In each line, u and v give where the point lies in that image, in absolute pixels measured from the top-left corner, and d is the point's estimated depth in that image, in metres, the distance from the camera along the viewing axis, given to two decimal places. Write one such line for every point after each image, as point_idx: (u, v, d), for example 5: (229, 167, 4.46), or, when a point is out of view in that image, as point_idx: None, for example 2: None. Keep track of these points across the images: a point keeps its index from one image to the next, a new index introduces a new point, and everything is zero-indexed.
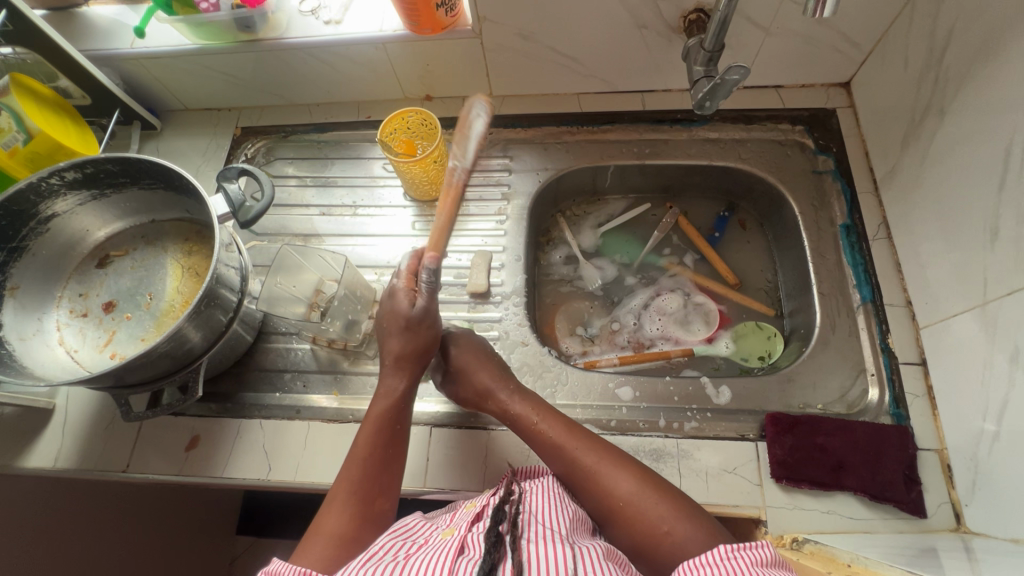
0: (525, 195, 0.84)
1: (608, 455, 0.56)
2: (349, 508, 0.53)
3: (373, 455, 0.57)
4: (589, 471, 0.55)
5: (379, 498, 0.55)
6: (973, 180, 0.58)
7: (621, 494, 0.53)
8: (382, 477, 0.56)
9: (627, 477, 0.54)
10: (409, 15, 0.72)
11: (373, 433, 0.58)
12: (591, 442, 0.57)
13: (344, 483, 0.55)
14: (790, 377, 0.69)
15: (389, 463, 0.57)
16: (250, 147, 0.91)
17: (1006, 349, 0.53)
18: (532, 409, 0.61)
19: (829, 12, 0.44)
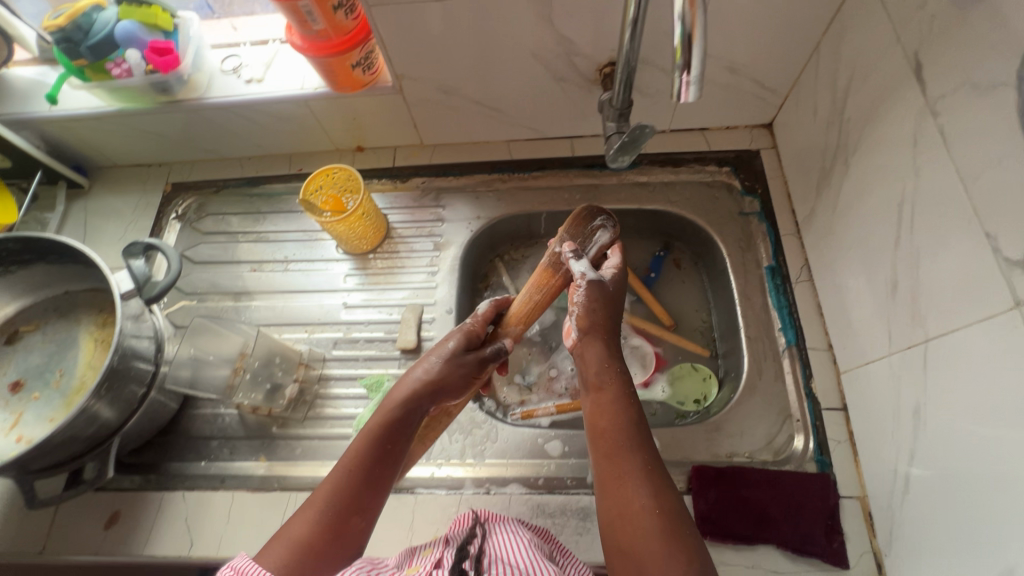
0: (458, 245, 0.83)
1: (633, 458, 0.50)
2: (319, 520, 0.50)
3: (369, 465, 0.52)
4: (606, 465, 0.51)
5: (357, 516, 0.51)
6: (876, 230, 0.59)
7: (625, 500, 0.48)
8: (366, 495, 0.52)
9: (641, 490, 0.48)
10: (327, 74, 0.73)
11: (376, 441, 0.54)
12: (630, 433, 0.52)
13: (325, 490, 0.51)
14: (718, 425, 0.69)
15: (380, 480, 0.53)
16: (181, 203, 0.90)
17: (910, 401, 0.54)
18: (602, 371, 0.56)
19: (692, 96, 0.43)
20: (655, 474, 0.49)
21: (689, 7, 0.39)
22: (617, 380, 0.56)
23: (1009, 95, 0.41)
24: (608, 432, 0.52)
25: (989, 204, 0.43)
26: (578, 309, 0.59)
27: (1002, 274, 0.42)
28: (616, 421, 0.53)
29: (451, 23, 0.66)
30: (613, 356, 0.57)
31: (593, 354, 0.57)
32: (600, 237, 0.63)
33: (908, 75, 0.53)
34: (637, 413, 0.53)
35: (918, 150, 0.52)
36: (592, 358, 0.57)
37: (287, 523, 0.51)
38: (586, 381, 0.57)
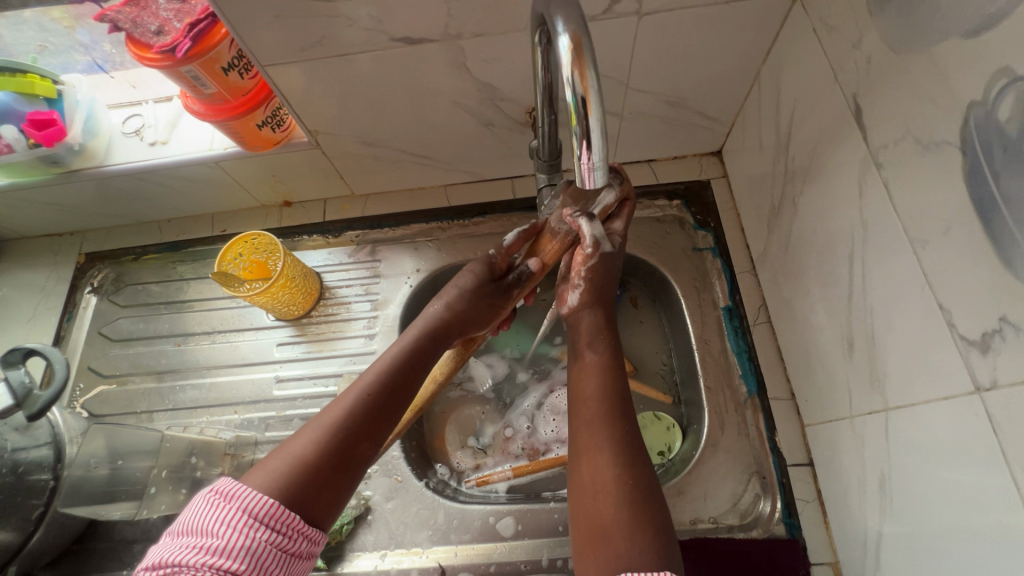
0: (396, 303, 0.77)
1: (611, 429, 0.50)
2: (327, 441, 0.46)
3: (389, 386, 0.51)
4: (584, 431, 0.51)
5: (366, 444, 0.48)
6: (829, 279, 0.55)
7: (597, 469, 0.48)
8: (381, 423, 0.49)
9: (614, 460, 0.48)
10: (232, 135, 0.66)
11: (396, 371, 0.53)
12: (612, 402, 0.52)
13: (336, 413, 0.48)
14: (680, 489, 0.64)
15: (394, 412, 0.51)
16: (97, 275, 0.83)
17: (876, 470, 0.50)
18: (596, 336, 0.58)
19: (600, 179, 0.38)
20: (632, 446, 0.49)
21: (579, 79, 0.35)
22: (608, 350, 0.57)
23: (952, 154, 0.37)
24: (591, 398, 0.52)
25: (940, 272, 0.39)
26: (580, 285, 0.60)
27: (960, 353, 0.38)
28: (600, 389, 0.53)
29: (359, 76, 0.60)
30: (608, 325, 0.59)
31: (589, 323, 0.60)
32: (606, 198, 0.58)
33: (848, 119, 0.48)
34: (621, 384, 0.54)
35: (864, 200, 0.47)
36: (587, 327, 0.59)
37: (285, 444, 0.47)
38: (576, 349, 0.58)
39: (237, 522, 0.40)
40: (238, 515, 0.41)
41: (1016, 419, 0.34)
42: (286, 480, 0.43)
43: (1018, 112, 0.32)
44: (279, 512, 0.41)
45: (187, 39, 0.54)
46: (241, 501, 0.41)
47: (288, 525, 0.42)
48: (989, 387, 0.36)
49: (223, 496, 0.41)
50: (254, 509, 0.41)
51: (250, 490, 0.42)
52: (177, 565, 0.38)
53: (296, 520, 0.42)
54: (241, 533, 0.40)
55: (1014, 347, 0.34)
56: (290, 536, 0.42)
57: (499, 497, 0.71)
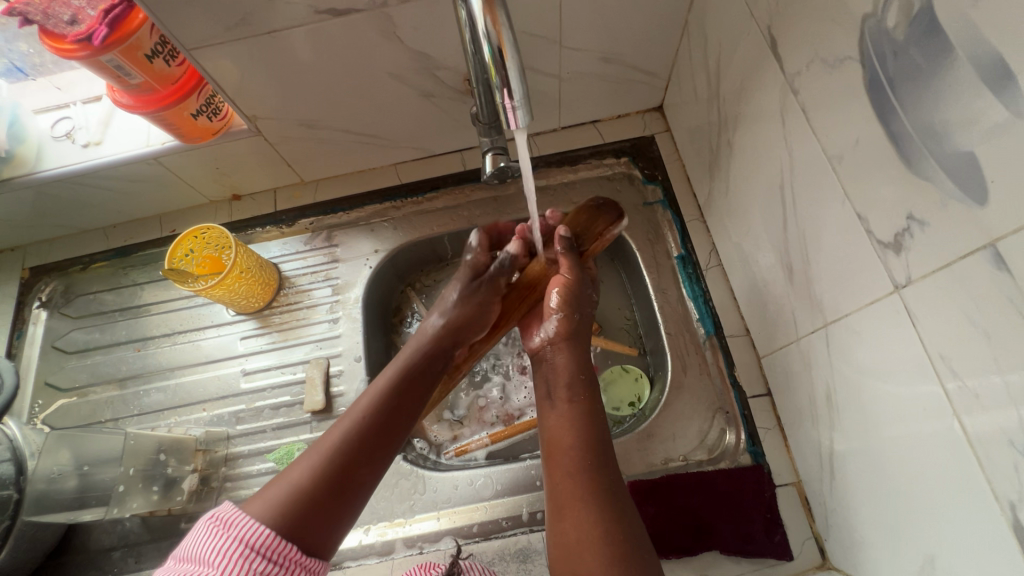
0: (359, 285, 0.77)
1: (595, 482, 0.50)
2: (321, 466, 0.48)
3: (387, 407, 0.53)
4: (565, 486, 0.51)
5: (363, 469, 0.49)
6: (766, 212, 0.57)
7: (579, 525, 0.48)
8: (379, 448, 0.51)
9: (597, 516, 0.48)
10: (167, 128, 0.64)
11: (397, 389, 0.55)
12: (593, 453, 0.52)
13: (333, 437, 0.50)
14: (650, 432, 0.66)
15: (392, 434, 0.52)
16: (45, 288, 0.80)
17: (823, 386, 0.52)
18: (572, 383, 0.57)
19: (525, 119, 0.40)
20: (617, 497, 0.50)
21: (492, 25, 0.36)
22: (582, 390, 0.56)
23: (856, 70, 0.39)
24: (573, 449, 0.52)
25: (857, 185, 0.41)
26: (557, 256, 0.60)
27: (878, 256, 0.40)
28: (580, 438, 0.53)
29: (291, 55, 0.60)
30: (579, 366, 0.58)
31: (562, 359, 0.58)
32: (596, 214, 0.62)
33: (766, 53, 0.50)
34: (600, 434, 0.54)
35: (788, 128, 0.49)
36: (561, 364, 0.58)
37: (283, 472, 0.48)
38: (552, 392, 0.57)
39: (233, 553, 0.41)
40: (234, 544, 0.41)
41: (930, 309, 0.37)
42: (278, 507, 0.44)
43: (901, 21, 0.34)
44: (277, 544, 0.42)
45: (104, 26, 0.53)
46: (236, 532, 0.42)
47: (285, 556, 0.42)
48: (905, 284, 0.38)
49: (222, 523, 0.42)
50: (249, 539, 0.42)
51: (248, 519, 0.43)
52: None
53: (291, 550, 0.43)
54: (235, 562, 0.41)
55: (921, 242, 0.36)
56: (286, 567, 0.42)
57: (478, 463, 0.72)
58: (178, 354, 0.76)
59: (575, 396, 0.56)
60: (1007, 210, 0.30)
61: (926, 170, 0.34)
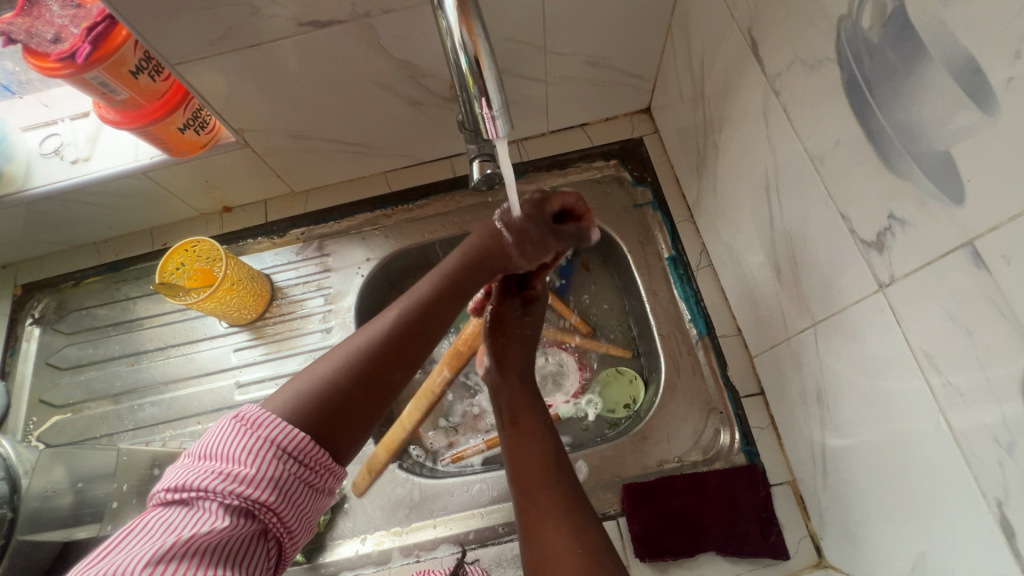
0: (351, 294, 0.77)
1: (555, 497, 0.52)
2: (359, 360, 0.48)
3: (423, 310, 0.53)
4: (529, 506, 0.52)
5: (398, 372, 0.50)
6: (754, 212, 0.57)
7: (547, 541, 0.49)
8: (412, 350, 0.51)
9: (562, 530, 0.49)
10: (154, 143, 0.64)
11: (429, 297, 0.55)
12: (548, 468, 0.55)
13: (369, 338, 0.50)
14: (644, 434, 0.66)
15: (425, 341, 0.53)
16: (37, 305, 0.80)
17: (814, 384, 0.52)
18: (518, 408, 0.61)
19: (505, 128, 0.43)
20: (575, 505, 0.52)
21: (468, 34, 0.39)
22: (533, 411, 0.61)
23: (834, 70, 0.39)
24: (526, 470, 0.55)
25: (839, 185, 0.41)
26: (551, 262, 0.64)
27: (862, 255, 0.40)
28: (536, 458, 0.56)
29: (276, 67, 0.60)
30: (523, 390, 0.63)
31: (511, 387, 0.63)
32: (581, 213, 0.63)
33: (747, 54, 0.50)
34: (556, 451, 0.57)
35: (771, 128, 0.49)
36: (511, 392, 0.62)
37: (315, 364, 0.48)
38: (508, 421, 0.61)
39: (262, 452, 0.40)
40: (265, 445, 0.40)
41: (913, 308, 0.37)
42: (303, 399, 0.45)
43: (876, 22, 0.34)
44: (312, 450, 0.42)
45: (87, 44, 0.53)
46: (264, 433, 0.41)
47: (316, 460, 0.43)
48: (889, 283, 0.38)
49: (250, 424, 0.41)
50: (277, 439, 0.41)
51: (277, 421, 0.42)
52: (198, 489, 0.38)
53: (325, 458, 0.43)
54: (270, 463, 0.40)
55: (903, 240, 0.36)
56: (316, 471, 0.43)
57: (475, 469, 0.72)
58: (172, 368, 0.76)
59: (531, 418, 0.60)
60: (983, 207, 0.30)
61: (904, 169, 0.35)
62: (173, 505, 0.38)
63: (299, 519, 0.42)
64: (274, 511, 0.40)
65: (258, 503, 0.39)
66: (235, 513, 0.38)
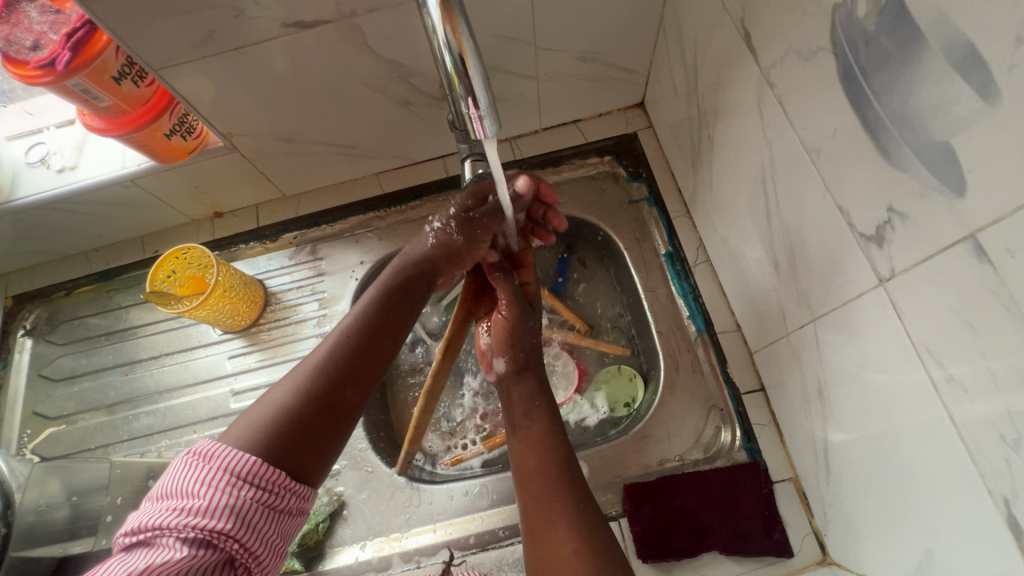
0: (345, 298, 0.76)
1: (564, 501, 0.51)
2: (311, 382, 0.48)
3: (372, 323, 0.53)
4: (535, 507, 0.51)
5: (351, 389, 0.49)
6: (750, 206, 0.57)
7: (555, 545, 0.48)
8: (367, 366, 0.51)
9: (571, 534, 0.48)
10: (141, 149, 0.63)
11: (377, 309, 0.54)
12: (557, 470, 0.53)
13: (317, 358, 0.50)
14: (644, 433, 0.65)
15: (379, 355, 0.52)
16: (29, 316, 0.79)
17: (815, 380, 0.52)
18: (527, 411, 0.59)
19: (493, 129, 0.43)
20: (587, 511, 0.50)
21: (452, 32, 0.39)
22: (543, 420, 0.58)
23: (829, 60, 0.38)
24: (536, 473, 0.53)
25: (836, 178, 0.40)
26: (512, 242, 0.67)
27: (862, 249, 0.40)
28: (546, 460, 0.54)
29: (261, 69, 0.59)
30: (533, 393, 0.60)
31: (520, 391, 0.60)
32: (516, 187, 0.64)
33: (741, 46, 0.49)
34: (568, 455, 0.55)
35: (767, 121, 0.48)
36: (519, 395, 0.60)
37: (268, 394, 0.48)
38: (513, 424, 0.59)
39: (217, 481, 0.41)
40: (219, 474, 0.41)
41: (915, 303, 0.36)
42: (258, 428, 0.45)
43: (871, 10, 0.33)
44: (265, 471, 0.42)
45: (66, 50, 0.52)
46: (219, 463, 0.42)
47: (274, 483, 0.43)
48: (889, 277, 0.38)
49: (203, 456, 0.42)
50: (231, 468, 0.42)
51: (230, 450, 0.43)
52: (154, 527, 0.39)
53: (281, 478, 0.43)
54: (224, 490, 0.41)
55: (903, 234, 0.35)
56: (278, 493, 0.43)
57: (474, 472, 0.71)
58: (166, 377, 0.75)
59: (542, 422, 0.58)
60: (986, 200, 0.29)
61: (903, 161, 0.34)
62: (134, 546, 0.39)
63: (266, 543, 0.42)
64: (235, 538, 0.40)
65: (217, 532, 0.39)
66: (194, 546, 0.39)
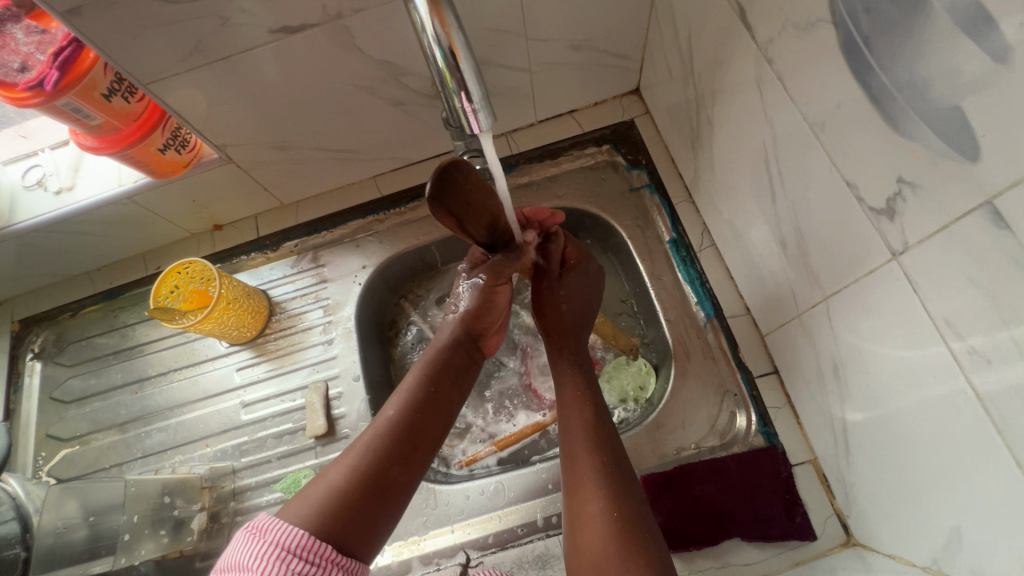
0: (350, 303, 0.76)
1: (593, 467, 0.52)
2: (363, 463, 0.48)
3: (417, 403, 0.53)
4: (575, 473, 0.53)
5: (397, 468, 0.49)
6: (755, 187, 0.55)
7: (585, 503, 0.50)
8: (415, 446, 0.51)
9: (597, 494, 0.50)
10: (136, 165, 0.63)
11: (420, 392, 0.54)
12: (586, 435, 0.55)
13: (366, 440, 0.50)
14: (658, 423, 0.64)
15: (426, 435, 0.52)
16: (36, 339, 0.80)
17: (830, 359, 0.51)
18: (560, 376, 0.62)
19: (487, 121, 0.44)
20: (614, 475, 0.51)
21: (441, 27, 0.38)
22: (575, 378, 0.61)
23: (829, 31, 0.37)
24: (572, 432, 0.56)
25: (843, 151, 0.39)
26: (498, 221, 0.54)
27: (872, 223, 0.39)
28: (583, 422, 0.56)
29: (251, 77, 0.58)
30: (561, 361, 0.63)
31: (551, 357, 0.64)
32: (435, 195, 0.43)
33: (736, 23, 0.48)
34: (596, 411, 0.57)
35: (767, 99, 0.47)
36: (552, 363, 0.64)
37: (319, 475, 0.49)
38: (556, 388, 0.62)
39: (270, 555, 0.40)
40: (272, 548, 0.41)
41: (932, 275, 0.35)
42: (315, 511, 0.44)
43: None
44: (313, 544, 0.42)
45: (54, 70, 0.52)
46: (275, 537, 0.41)
47: (323, 556, 0.42)
48: (903, 250, 0.37)
49: (257, 529, 0.42)
50: (285, 543, 0.41)
51: (283, 523, 0.43)
52: None
53: (330, 550, 0.42)
54: (275, 565, 0.40)
55: (915, 204, 0.34)
56: (324, 566, 0.42)
57: (489, 471, 0.71)
58: (176, 393, 0.75)
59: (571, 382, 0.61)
60: (1004, 164, 0.28)
61: (912, 129, 0.33)
62: None
63: None
64: None
65: None
66: None
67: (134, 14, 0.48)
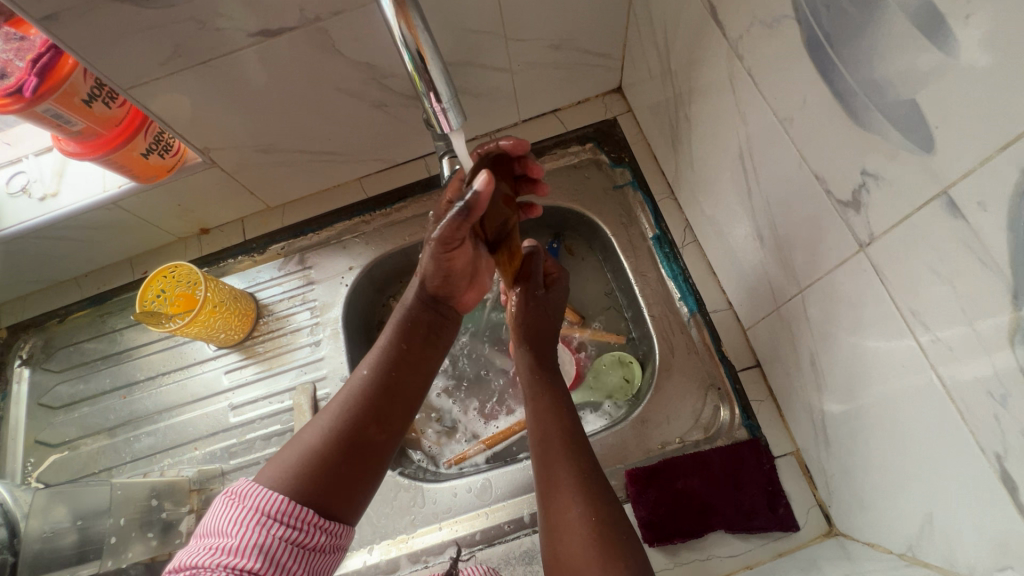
0: (337, 304, 0.76)
1: (571, 469, 0.53)
2: (339, 424, 0.48)
3: (393, 360, 0.52)
4: (551, 474, 0.53)
5: (375, 427, 0.49)
6: (732, 182, 0.56)
7: (562, 510, 0.51)
8: (392, 408, 0.51)
9: (576, 499, 0.51)
10: (119, 171, 0.63)
11: (395, 349, 0.53)
12: (562, 439, 0.56)
13: (343, 400, 0.50)
14: (643, 418, 0.65)
15: (403, 392, 0.52)
16: (25, 345, 0.80)
17: (807, 350, 0.51)
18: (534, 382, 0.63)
19: (457, 121, 0.44)
20: (591, 480, 0.52)
21: (408, 30, 0.38)
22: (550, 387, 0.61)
23: (794, 26, 0.38)
24: (549, 437, 0.56)
25: (811, 144, 0.40)
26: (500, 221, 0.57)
27: (840, 215, 0.39)
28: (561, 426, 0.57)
29: (233, 81, 0.58)
30: (532, 364, 0.64)
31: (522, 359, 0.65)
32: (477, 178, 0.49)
33: (708, 20, 0.49)
34: (571, 417, 0.58)
35: (739, 95, 0.48)
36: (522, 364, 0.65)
37: (297, 437, 0.49)
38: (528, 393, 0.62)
39: (249, 520, 0.42)
40: (251, 514, 0.42)
41: (897, 265, 0.35)
42: (293, 475, 0.45)
43: None
44: (292, 509, 0.43)
45: (33, 76, 0.52)
46: (252, 502, 0.43)
47: (303, 520, 0.43)
48: (869, 241, 0.37)
49: (235, 496, 0.43)
50: (262, 507, 0.42)
51: (262, 489, 0.44)
52: (193, 566, 0.39)
53: (310, 514, 0.44)
54: (254, 530, 0.41)
55: (878, 195, 0.35)
56: (306, 530, 0.43)
57: (477, 469, 0.71)
58: (165, 397, 0.76)
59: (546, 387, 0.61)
60: (957, 155, 0.29)
61: (873, 122, 0.33)
62: None
63: None
64: None
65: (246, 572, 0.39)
66: None
67: (111, 20, 0.48)
